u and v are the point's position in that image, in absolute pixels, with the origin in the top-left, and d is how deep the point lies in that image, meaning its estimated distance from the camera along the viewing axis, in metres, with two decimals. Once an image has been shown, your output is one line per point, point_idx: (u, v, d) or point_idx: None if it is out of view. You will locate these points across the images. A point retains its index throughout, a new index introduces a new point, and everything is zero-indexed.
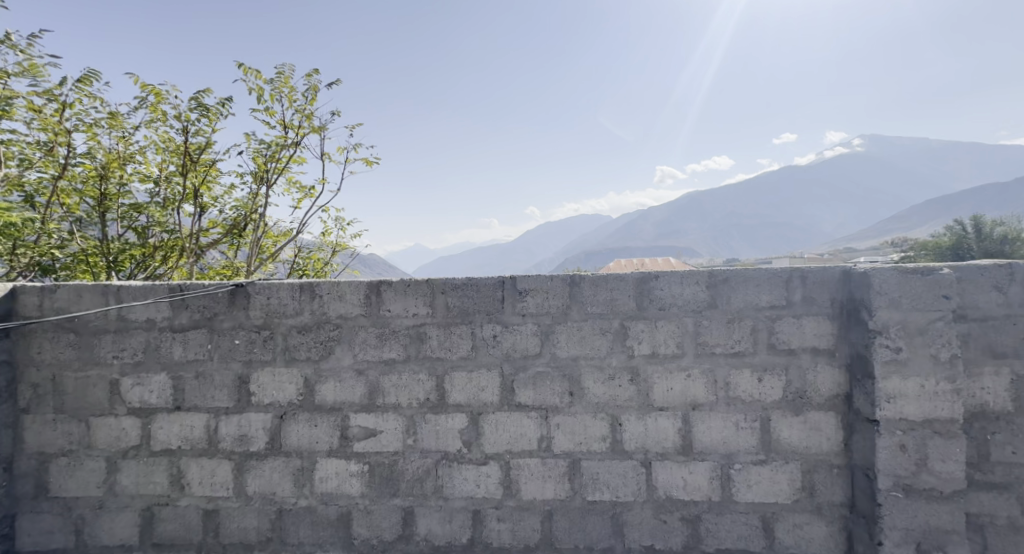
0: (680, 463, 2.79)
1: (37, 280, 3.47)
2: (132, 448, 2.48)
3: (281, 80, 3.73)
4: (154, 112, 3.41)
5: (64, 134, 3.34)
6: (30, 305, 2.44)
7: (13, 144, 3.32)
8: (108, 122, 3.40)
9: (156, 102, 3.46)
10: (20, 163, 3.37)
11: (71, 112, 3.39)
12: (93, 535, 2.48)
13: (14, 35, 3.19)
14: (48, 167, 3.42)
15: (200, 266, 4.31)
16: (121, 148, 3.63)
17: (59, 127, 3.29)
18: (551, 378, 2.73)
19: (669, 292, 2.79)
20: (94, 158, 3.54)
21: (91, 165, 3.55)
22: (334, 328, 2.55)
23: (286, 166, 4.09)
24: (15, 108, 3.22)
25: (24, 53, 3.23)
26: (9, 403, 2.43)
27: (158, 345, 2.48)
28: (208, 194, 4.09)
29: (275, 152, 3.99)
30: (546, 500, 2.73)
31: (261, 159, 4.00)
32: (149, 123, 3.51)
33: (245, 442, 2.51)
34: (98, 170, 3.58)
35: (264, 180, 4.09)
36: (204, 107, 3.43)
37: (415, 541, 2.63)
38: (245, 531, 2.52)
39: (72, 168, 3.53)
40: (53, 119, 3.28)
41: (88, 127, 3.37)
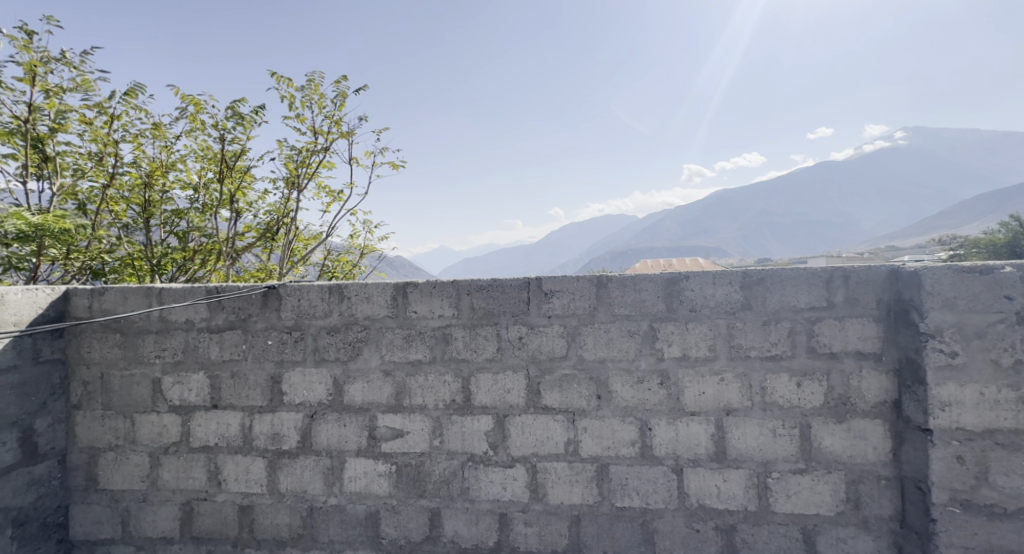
0: (713, 470, 2.72)
1: (88, 284, 3.67)
2: (173, 444, 2.59)
3: (311, 87, 3.83)
4: (193, 121, 3.57)
5: (113, 145, 3.54)
6: (81, 306, 2.59)
7: (68, 155, 3.53)
8: (152, 133, 3.58)
9: (195, 112, 3.62)
10: (73, 173, 3.59)
11: (118, 124, 3.58)
12: (138, 527, 2.60)
13: (69, 53, 3.41)
14: (99, 176, 3.63)
15: (235, 269, 4.50)
16: (164, 157, 3.82)
17: (108, 138, 3.48)
18: (578, 380, 2.70)
19: (700, 293, 2.73)
20: (139, 167, 3.74)
21: (136, 173, 3.74)
22: (362, 329, 2.61)
23: (316, 171, 4.22)
24: (69, 121, 3.43)
25: (77, 70, 3.44)
26: (63, 400, 2.59)
27: (196, 345, 2.59)
28: (244, 200, 4.27)
29: (305, 158, 4.12)
30: (574, 505, 2.70)
31: (292, 165, 4.14)
32: (189, 133, 3.69)
33: (278, 441, 2.58)
34: (143, 179, 3.78)
35: (295, 185, 4.22)
36: (240, 116, 3.58)
37: (442, 543, 2.65)
38: (278, 527, 2.59)
39: (120, 177, 3.73)
40: (103, 131, 3.49)
41: (134, 138, 3.56)
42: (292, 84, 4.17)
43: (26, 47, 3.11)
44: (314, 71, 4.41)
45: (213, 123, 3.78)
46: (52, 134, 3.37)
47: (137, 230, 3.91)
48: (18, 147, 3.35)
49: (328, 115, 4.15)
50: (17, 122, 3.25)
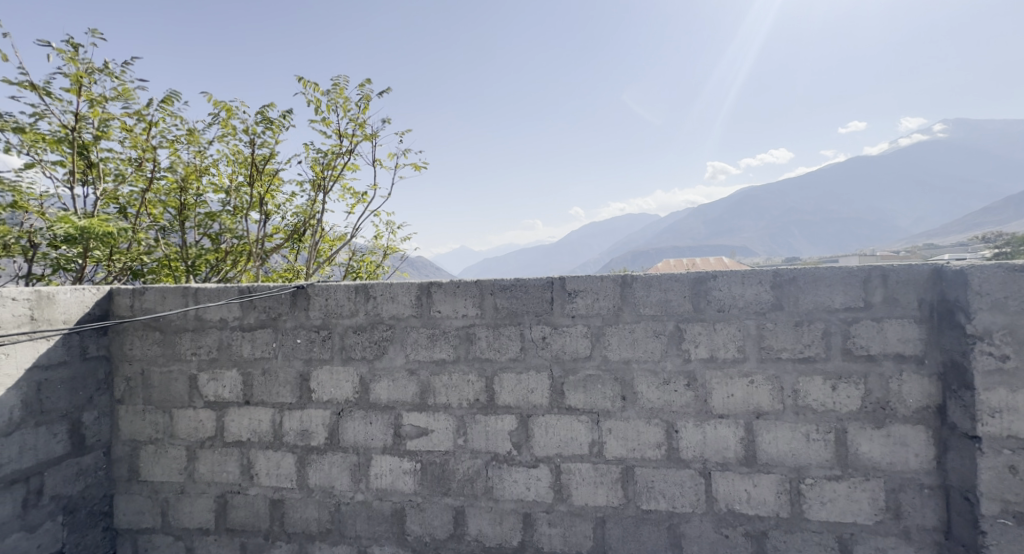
0: (743, 474, 2.66)
1: (128, 284, 3.84)
2: (208, 438, 2.69)
3: (336, 91, 3.91)
4: (225, 127, 3.70)
5: (151, 151, 3.70)
6: (124, 305, 2.72)
7: (110, 161, 3.71)
8: (187, 139, 3.73)
9: (227, 117, 3.75)
10: (115, 178, 3.77)
11: (156, 130, 3.74)
12: (176, 517, 2.71)
13: (112, 64, 3.58)
14: (139, 181, 3.80)
15: (265, 269, 4.65)
16: (198, 161, 3.97)
17: (147, 144, 3.65)
18: (602, 380, 2.69)
19: (728, 293, 2.67)
20: (175, 172, 3.90)
21: (173, 178, 3.90)
22: (387, 329, 2.65)
23: (341, 173, 4.31)
24: (111, 129, 3.60)
25: (118, 79, 3.61)
26: (108, 394, 2.73)
27: (230, 343, 2.68)
28: (273, 202, 4.42)
29: (330, 161, 4.21)
30: (598, 507, 2.68)
31: (318, 168, 4.24)
32: (222, 138, 3.83)
33: (307, 437, 2.65)
34: (179, 183, 3.94)
35: (322, 187, 4.33)
36: (269, 120, 3.70)
37: (467, 541, 2.67)
38: (308, 521, 2.66)
39: (157, 181, 3.89)
40: (142, 137, 3.65)
41: (171, 144, 3.72)
42: (318, 88, 4.28)
43: (72, 58, 3.27)
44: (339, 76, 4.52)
45: (243, 128, 3.91)
46: (95, 141, 3.55)
47: (173, 232, 4.08)
48: (65, 154, 3.54)
49: (352, 117, 4.24)
50: (64, 130, 3.43)
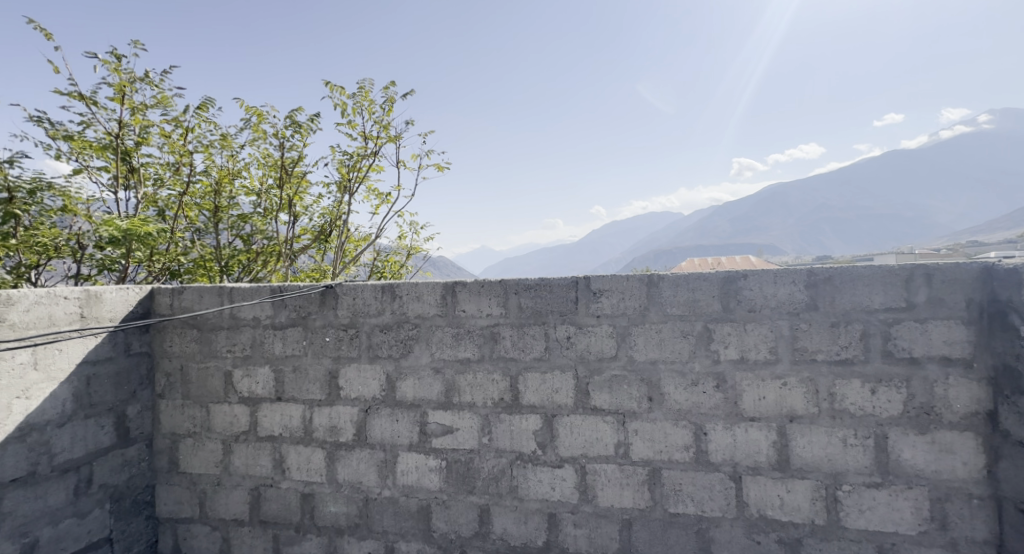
0: (775, 479, 2.58)
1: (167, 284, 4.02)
2: (243, 433, 2.78)
3: (362, 94, 3.99)
4: (256, 131, 3.82)
5: (189, 155, 3.86)
6: (164, 304, 2.84)
7: (150, 166, 3.88)
8: (221, 143, 3.86)
9: (258, 122, 3.87)
10: (155, 182, 3.94)
11: (192, 135, 3.90)
12: (213, 508, 2.81)
13: (152, 73, 3.74)
14: (176, 185, 3.96)
15: (293, 269, 4.79)
16: (230, 165, 4.12)
17: (184, 149, 3.80)
18: (628, 381, 2.66)
19: (759, 293, 2.60)
20: (210, 175, 4.05)
21: (208, 181, 4.06)
22: (413, 327, 2.69)
23: (366, 175, 4.39)
24: (151, 135, 3.76)
25: (158, 87, 3.77)
26: (149, 389, 2.85)
27: (262, 341, 2.77)
28: (301, 204, 4.55)
29: (356, 162, 4.30)
30: (625, 509, 2.65)
31: (344, 169, 4.33)
32: (253, 142, 3.95)
33: (336, 433, 2.71)
34: (213, 186, 4.10)
35: (348, 189, 4.42)
36: (298, 124, 3.79)
37: (491, 539, 2.68)
38: (337, 516, 2.72)
39: (193, 185, 4.06)
40: (180, 142, 3.81)
41: (206, 149, 3.86)
42: (345, 92, 4.37)
43: (116, 69, 3.43)
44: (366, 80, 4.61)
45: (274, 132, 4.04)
46: (137, 147, 3.71)
47: (208, 233, 4.25)
48: (110, 160, 3.72)
49: (377, 120, 4.31)
50: (109, 137, 3.60)
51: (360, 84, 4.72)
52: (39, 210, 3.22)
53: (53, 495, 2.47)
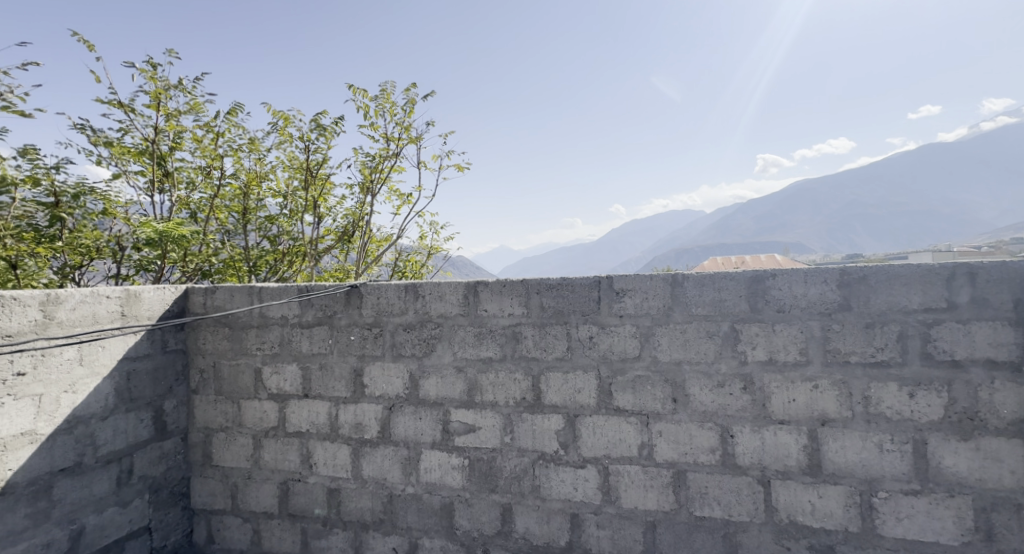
0: (806, 484, 2.51)
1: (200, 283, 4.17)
2: (272, 428, 2.86)
3: (384, 96, 4.04)
4: (282, 135, 3.91)
5: (219, 159, 3.99)
6: (198, 303, 2.94)
7: (183, 170, 4.02)
8: (249, 147, 3.96)
9: (285, 126, 3.96)
10: (187, 186, 4.07)
11: (222, 140, 4.02)
12: (244, 501, 2.89)
13: (185, 80, 3.87)
14: (207, 188, 4.10)
15: (317, 269, 4.94)
16: (258, 168, 4.26)
17: (215, 153, 3.92)
18: (652, 382, 2.62)
19: (789, 292, 2.53)
20: (239, 178, 4.21)
21: (237, 184, 4.23)
22: (435, 327, 2.71)
23: (388, 176, 4.45)
24: (184, 140, 3.89)
25: (191, 94, 3.89)
26: (184, 385, 2.96)
27: (290, 339, 2.84)
28: (325, 205, 4.69)
29: (378, 164, 4.37)
30: (648, 511, 2.62)
31: (367, 171, 4.41)
32: (279, 145, 4.04)
33: (361, 430, 2.76)
34: (242, 189, 4.26)
35: (370, 190, 4.50)
36: (323, 127, 3.87)
37: (514, 538, 2.68)
38: (362, 511, 2.76)
39: (223, 188, 4.20)
40: (211, 147, 3.94)
41: (234, 153, 3.97)
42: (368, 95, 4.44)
43: (152, 77, 3.56)
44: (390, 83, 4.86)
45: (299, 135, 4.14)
46: (171, 152, 3.85)
47: (237, 235, 4.39)
48: (146, 165, 3.86)
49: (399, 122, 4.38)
50: (145, 143, 3.75)
51: (384, 87, 4.81)
52: (82, 213, 3.35)
53: (97, 485, 2.59)
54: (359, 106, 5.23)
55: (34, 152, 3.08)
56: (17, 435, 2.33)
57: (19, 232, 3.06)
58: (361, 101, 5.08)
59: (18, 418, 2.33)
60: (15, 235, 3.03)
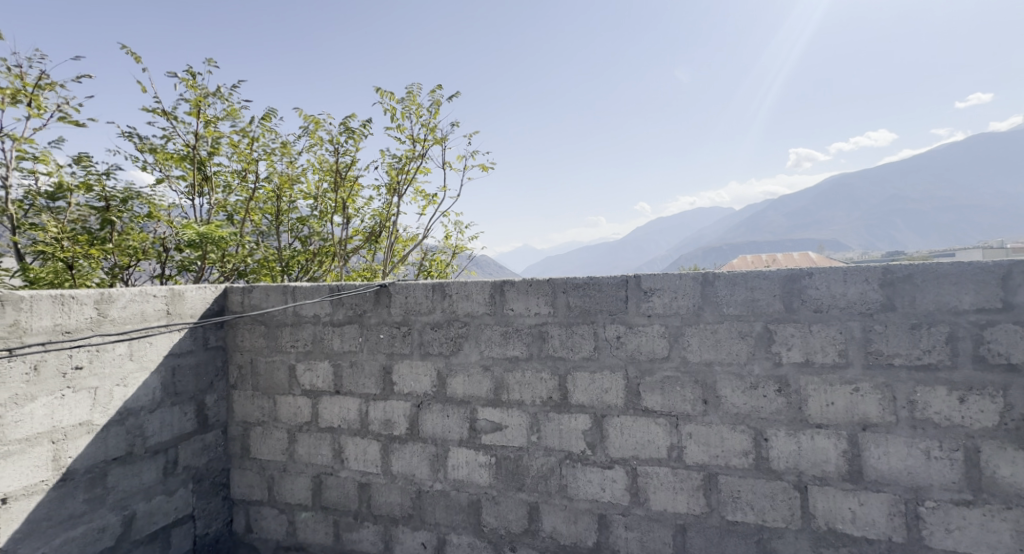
0: (846, 491, 2.41)
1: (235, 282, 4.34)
2: (306, 423, 2.95)
3: (410, 99, 4.09)
4: (313, 138, 4.01)
5: (253, 163, 4.13)
6: (236, 301, 3.06)
7: (220, 174, 4.18)
8: (281, 151, 4.08)
9: (315, 129, 4.05)
10: (224, 189, 4.23)
11: (257, 144, 4.15)
12: (280, 493, 2.99)
13: (222, 88, 4.01)
14: (243, 191, 4.26)
15: (346, 269, 5.08)
16: (290, 171, 4.39)
17: (250, 158, 4.06)
18: (681, 383, 2.57)
19: (827, 292, 2.44)
20: (272, 181, 4.35)
21: (270, 187, 4.36)
22: (462, 326, 2.74)
23: (414, 177, 4.50)
24: (221, 145, 4.04)
25: (228, 101, 4.04)
26: (223, 380, 3.09)
27: (322, 337, 2.91)
28: (353, 207, 4.82)
29: (405, 165, 4.43)
30: (678, 514, 2.57)
31: (393, 172, 4.48)
32: (310, 148, 4.14)
33: (390, 426, 2.81)
34: (275, 191, 4.40)
35: (397, 191, 4.56)
36: (351, 130, 3.94)
37: (541, 537, 2.67)
38: (391, 506, 2.82)
39: (258, 191, 4.35)
40: (246, 151, 4.08)
41: (268, 157, 4.09)
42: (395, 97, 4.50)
43: (192, 86, 3.71)
44: (411, 84, 5.14)
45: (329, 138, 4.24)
46: (210, 157, 4.01)
47: (271, 235, 4.55)
48: (186, 170, 4.03)
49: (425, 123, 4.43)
50: (187, 149, 3.91)
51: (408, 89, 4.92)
52: (130, 217, 3.52)
53: (146, 473, 2.73)
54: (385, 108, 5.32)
55: (86, 159, 3.27)
56: (75, 425, 2.47)
57: (73, 236, 3.28)
58: (387, 104, 5.17)
59: (76, 409, 2.48)
60: (71, 238, 3.28)
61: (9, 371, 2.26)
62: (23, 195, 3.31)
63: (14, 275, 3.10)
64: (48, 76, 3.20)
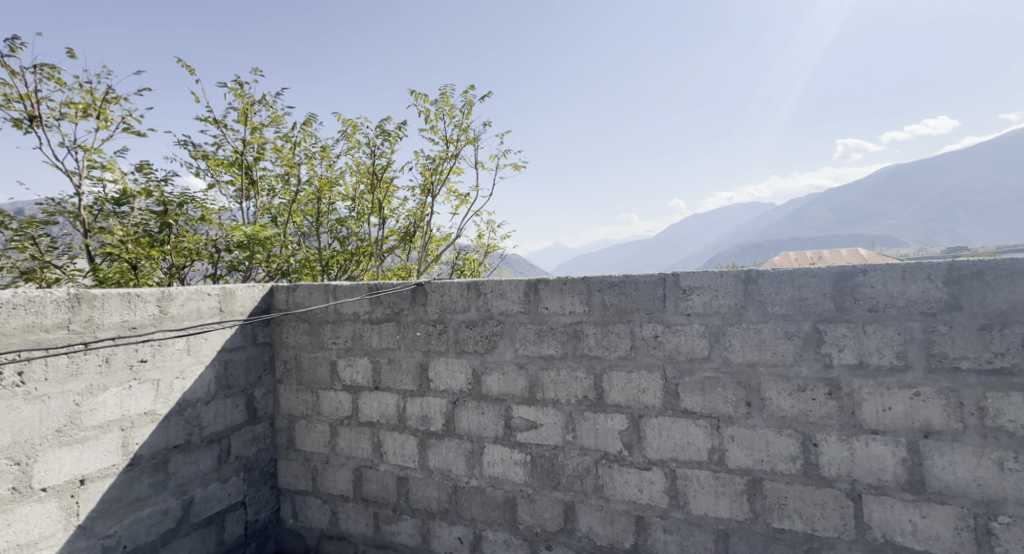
0: (906, 502, 2.26)
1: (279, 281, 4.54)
2: (347, 417, 3.05)
3: (443, 99, 4.11)
4: (351, 141, 4.10)
5: (296, 167, 4.29)
6: (281, 300, 3.19)
7: (265, 178, 4.36)
8: (320, 155, 4.21)
9: (353, 132, 4.14)
10: (269, 193, 4.42)
11: (299, 149, 4.30)
12: (324, 484, 3.11)
13: (267, 96, 4.17)
14: (285, 194, 4.44)
15: (382, 268, 5.23)
16: (329, 174, 4.52)
17: (292, 162, 4.21)
18: (723, 384, 2.47)
19: (883, 290, 2.27)
20: (312, 185, 4.51)
21: (311, 190, 4.52)
22: (497, 324, 2.74)
23: (447, 178, 4.54)
24: (266, 151, 4.21)
25: (272, 108, 4.19)
26: (270, 375, 3.24)
27: (362, 334, 3.00)
28: (389, 208, 4.94)
29: (438, 165, 4.46)
30: (720, 519, 2.48)
31: (427, 173, 4.53)
32: (349, 150, 4.24)
33: (427, 422, 2.87)
34: (315, 194, 4.56)
35: (430, 191, 4.62)
36: (386, 132, 4.00)
37: (577, 537, 2.65)
38: (429, 500, 2.87)
39: (299, 193, 4.52)
40: (289, 156, 4.24)
41: (308, 160, 4.23)
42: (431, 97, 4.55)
43: (239, 95, 3.88)
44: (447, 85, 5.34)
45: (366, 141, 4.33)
46: (256, 162, 4.19)
47: (312, 237, 4.73)
48: (234, 175, 4.23)
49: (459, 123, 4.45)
50: (235, 155, 4.11)
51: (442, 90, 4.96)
52: (185, 220, 3.74)
53: (203, 461, 2.90)
54: (419, 110, 5.41)
55: (147, 167, 3.48)
56: (141, 415, 2.66)
57: (136, 238, 3.52)
58: (422, 105, 5.26)
59: (141, 400, 2.66)
60: (134, 240, 3.53)
61: (84, 363, 2.46)
62: (93, 201, 3.58)
63: (86, 276, 3.38)
64: (112, 89, 3.42)
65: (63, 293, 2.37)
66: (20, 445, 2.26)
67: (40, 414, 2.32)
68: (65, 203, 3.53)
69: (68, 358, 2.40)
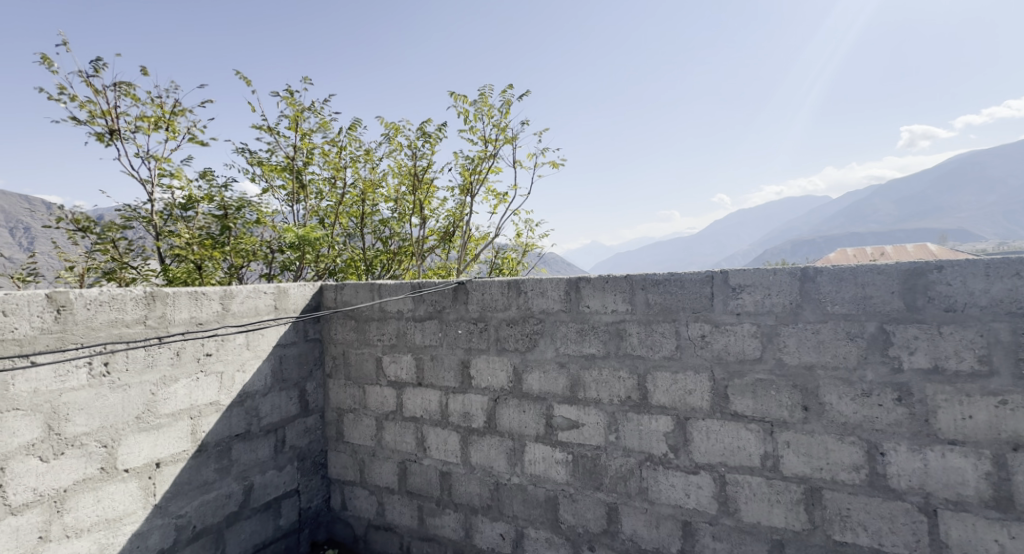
0: (990, 521, 2.04)
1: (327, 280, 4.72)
2: (392, 412, 3.12)
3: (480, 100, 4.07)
4: (393, 144, 4.15)
5: (342, 170, 4.42)
6: (330, 298, 3.31)
7: (314, 181, 4.52)
8: (363, 158, 4.29)
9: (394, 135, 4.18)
10: (317, 196, 4.59)
11: (345, 152, 4.41)
12: (371, 475, 3.21)
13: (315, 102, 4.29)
14: (331, 196, 4.60)
15: (423, 267, 5.34)
16: (372, 176, 4.63)
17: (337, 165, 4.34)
18: (776, 387, 2.32)
19: (962, 288, 2.04)
20: (356, 187, 4.64)
21: (355, 192, 4.66)
22: (538, 322, 2.71)
23: (486, 177, 4.54)
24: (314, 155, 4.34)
25: (321, 114, 4.31)
26: (320, 370, 3.37)
27: (406, 332, 3.05)
28: (429, 208, 5.02)
29: (477, 166, 4.45)
30: (774, 528, 2.34)
31: (466, 173, 4.53)
32: (390, 153, 4.29)
33: (469, 419, 2.89)
34: (359, 196, 4.69)
35: (469, 191, 4.62)
36: (427, 134, 4.01)
37: (621, 539, 2.59)
38: (471, 495, 2.90)
39: (345, 195, 4.66)
40: (336, 160, 4.37)
41: (352, 164, 4.33)
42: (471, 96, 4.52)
43: (290, 102, 4.01)
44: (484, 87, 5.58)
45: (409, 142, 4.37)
46: (305, 166, 4.35)
47: (356, 237, 4.88)
48: (286, 179, 4.42)
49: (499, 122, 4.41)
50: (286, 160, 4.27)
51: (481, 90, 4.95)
52: (242, 223, 3.95)
53: (262, 449, 3.07)
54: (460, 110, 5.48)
55: (209, 173, 3.68)
56: (207, 404, 2.84)
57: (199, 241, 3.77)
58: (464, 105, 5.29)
59: (207, 390, 2.84)
60: (198, 243, 3.78)
61: (159, 356, 2.65)
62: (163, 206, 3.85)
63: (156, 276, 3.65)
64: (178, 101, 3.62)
65: (139, 292, 2.56)
66: (106, 430, 2.48)
67: (122, 402, 2.53)
68: (139, 209, 3.81)
69: (145, 351, 2.59)
